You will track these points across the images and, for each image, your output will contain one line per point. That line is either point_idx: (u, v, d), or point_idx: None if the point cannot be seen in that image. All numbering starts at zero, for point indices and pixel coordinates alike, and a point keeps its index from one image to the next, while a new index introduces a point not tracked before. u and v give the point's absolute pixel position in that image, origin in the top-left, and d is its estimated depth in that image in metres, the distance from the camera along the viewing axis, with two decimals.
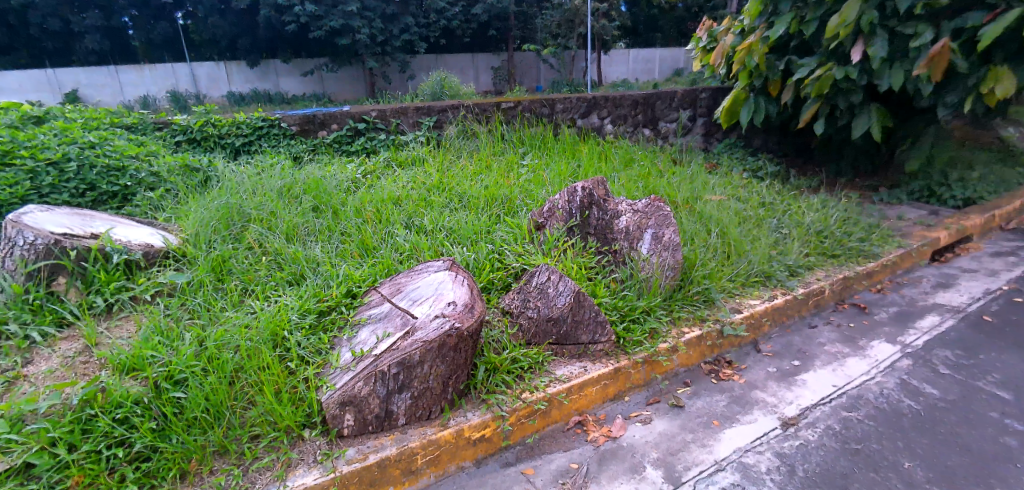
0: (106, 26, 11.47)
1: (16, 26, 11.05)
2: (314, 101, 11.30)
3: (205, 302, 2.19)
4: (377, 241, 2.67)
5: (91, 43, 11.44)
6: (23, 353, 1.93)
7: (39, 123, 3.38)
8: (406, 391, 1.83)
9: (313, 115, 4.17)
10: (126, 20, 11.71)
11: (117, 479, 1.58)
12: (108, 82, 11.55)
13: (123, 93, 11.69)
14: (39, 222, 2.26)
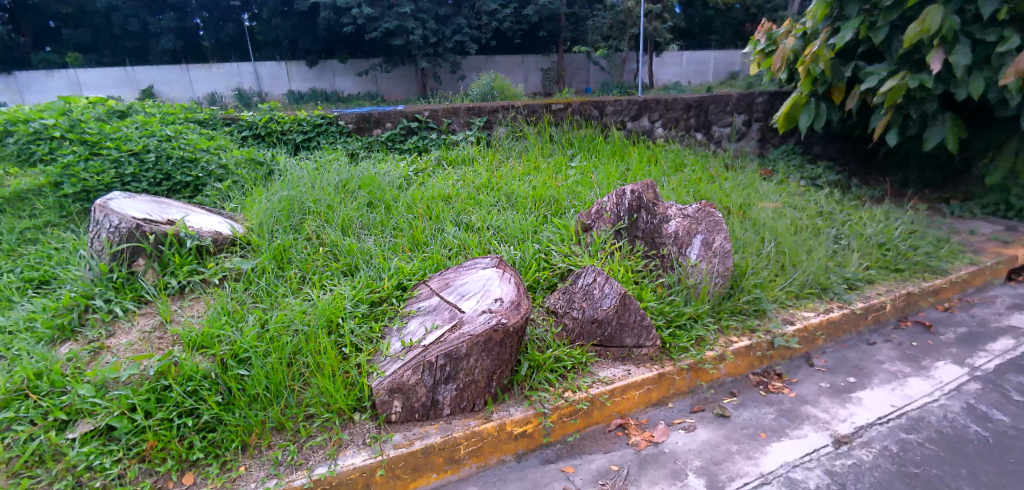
0: (180, 27, 12.28)
1: (102, 27, 12.01)
2: (369, 101, 11.68)
3: (268, 287, 2.32)
4: (427, 236, 2.75)
5: (167, 43, 12.27)
6: (107, 326, 2.13)
7: (123, 117, 3.67)
8: (452, 382, 1.89)
9: (369, 114, 4.33)
10: (198, 22, 12.50)
11: (186, 446, 1.73)
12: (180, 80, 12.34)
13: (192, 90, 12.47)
14: (123, 208, 2.44)
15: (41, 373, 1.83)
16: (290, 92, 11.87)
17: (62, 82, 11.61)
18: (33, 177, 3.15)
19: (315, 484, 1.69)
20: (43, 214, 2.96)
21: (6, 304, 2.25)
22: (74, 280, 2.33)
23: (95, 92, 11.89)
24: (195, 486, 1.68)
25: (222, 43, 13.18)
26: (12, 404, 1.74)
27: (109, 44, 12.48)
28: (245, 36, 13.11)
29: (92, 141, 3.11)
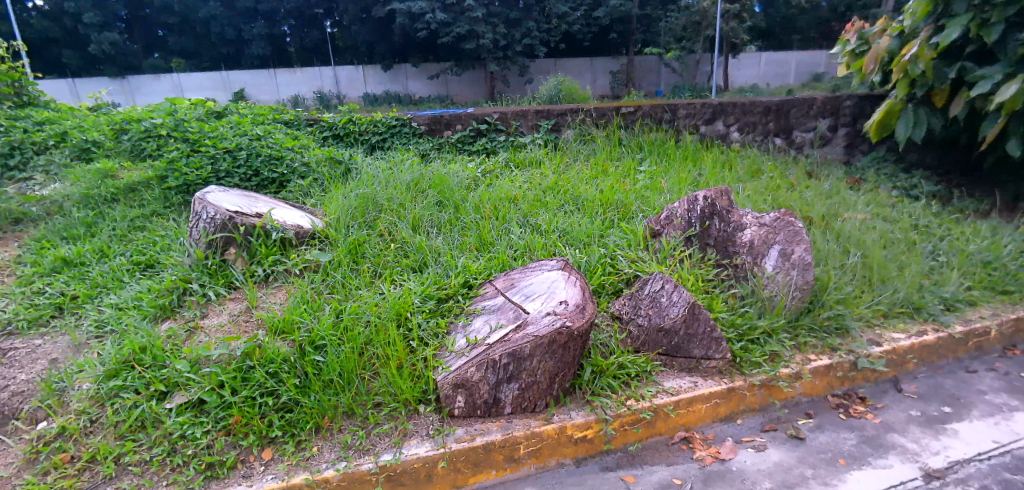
0: (270, 34, 13.22)
1: (203, 35, 13.16)
2: (438, 103, 12.03)
3: (343, 279, 2.45)
4: (493, 237, 2.79)
5: (257, 49, 13.25)
6: (202, 308, 2.33)
7: (221, 117, 4.00)
8: (514, 382, 1.91)
9: (441, 116, 4.46)
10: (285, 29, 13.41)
11: (267, 423, 1.86)
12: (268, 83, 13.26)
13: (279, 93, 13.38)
14: (219, 201, 2.66)
15: (147, 347, 2.03)
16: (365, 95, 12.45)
17: (165, 85, 12.71)
18: (143, 171, 3.51)
19: (381, 470, 1.77)
20: (148, 203, 3.23)
21: (119, 284, 2.52)
22: (175, 265, 2.57)
23: (193, 95, 13.10)
24: (273, 462, 1.81)
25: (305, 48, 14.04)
26: (122, 374, 1.95)
27: (208, 50, 13.67)
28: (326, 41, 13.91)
29: (194, 138, 3.42)
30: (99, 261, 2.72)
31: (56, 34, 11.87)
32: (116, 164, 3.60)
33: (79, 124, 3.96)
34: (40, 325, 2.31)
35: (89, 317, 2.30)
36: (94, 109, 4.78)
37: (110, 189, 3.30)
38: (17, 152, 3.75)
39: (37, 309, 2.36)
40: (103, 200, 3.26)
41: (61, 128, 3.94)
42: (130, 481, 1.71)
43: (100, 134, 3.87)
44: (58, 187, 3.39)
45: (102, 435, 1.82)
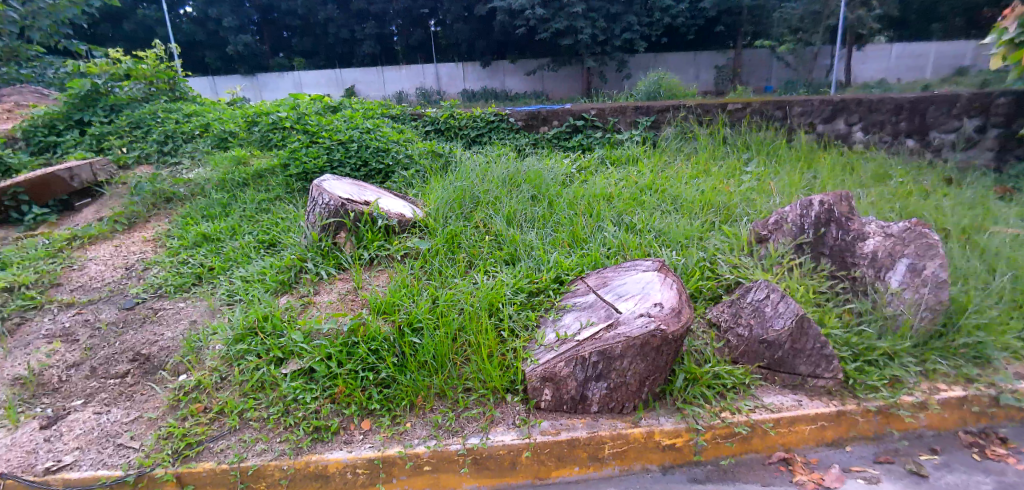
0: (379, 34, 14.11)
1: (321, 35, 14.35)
2: (534, 99, 12.20)
3: (439, 267, 2.57)
4: (586, 234, 2.78)
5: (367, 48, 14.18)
6: (315, 285, 2.56)
7: (336, 111, 4.35)
8: (603, 380, 1.90)
9: (538, 112, 4.51)
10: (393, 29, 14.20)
11: (367, 396, 2.02)
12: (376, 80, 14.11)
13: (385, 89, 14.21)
14: (333, 188, 2.89)
15: (268, 316, 2.28)
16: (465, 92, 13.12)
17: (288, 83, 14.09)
18: (270, 160, 3.90)
19: (469, 452, 1.85)
20: (273, 188, 3.59)
21: (246, 259, 2.83)
22: (293, 245, 2.84)
23: (313, 91, 14.30)
24: (371, 432, 1.95)
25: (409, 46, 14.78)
26: (247, 339, 2.21)
27: (325, 49, 14.85)
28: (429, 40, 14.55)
29: (313, 130, 3.74)
30: (231, 238, 3.07)
31: (202, 37, 13.52)
32: (248, 152, 4.04)
33: (219, 116, 4.50)
34: (184, 291, 2.66)
35: (222, 287, 2.62)
36: (231, 103, 5.39)
37: (242, 175, 3.71)
38: (170, 141, 4.36)
39: (182, 277, 2.73)
40: (236, 184, 3.68)
41: (205, 120, 4.49)
42: (251, 434, 1.92)
43: (234, 125, 4.32)
44: (200, 172, 3.87)
45: (229, 391, 2.05)
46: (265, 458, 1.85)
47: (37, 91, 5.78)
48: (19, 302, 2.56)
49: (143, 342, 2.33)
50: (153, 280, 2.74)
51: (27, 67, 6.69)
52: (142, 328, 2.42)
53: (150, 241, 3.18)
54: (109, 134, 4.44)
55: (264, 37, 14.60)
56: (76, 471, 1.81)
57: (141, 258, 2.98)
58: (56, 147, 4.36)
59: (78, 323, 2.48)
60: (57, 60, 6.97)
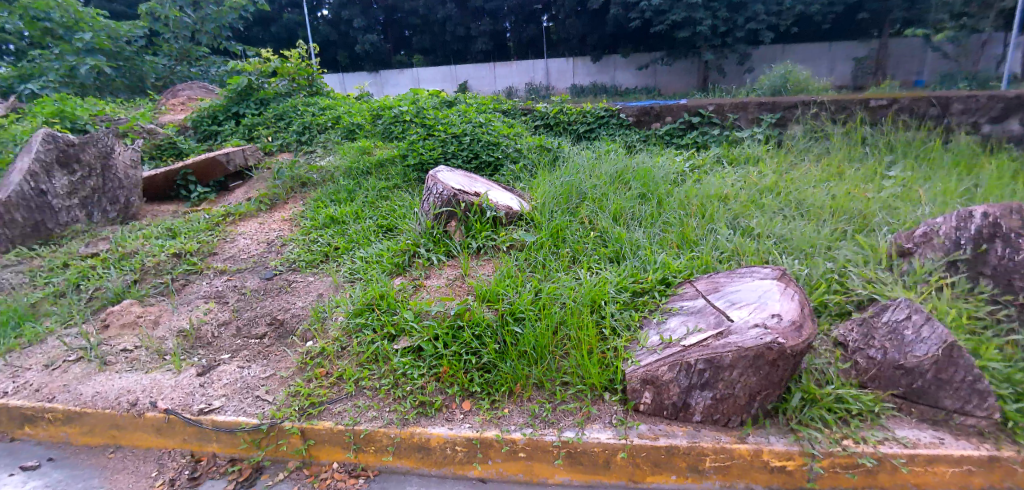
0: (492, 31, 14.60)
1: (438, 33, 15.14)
2: (642, 92, 12.27)
3: (543, 261, 2.61)
4: (697, 236, 2.69)
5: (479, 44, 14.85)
6: (426, 270, 2.73)
7: (451, 106, 4.57)
8: (708, 390, 1.82)
9: (651, 107, 4.41)
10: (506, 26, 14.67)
11: (470, 378, 2.12)
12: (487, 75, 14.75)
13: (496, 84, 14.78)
14: (447, 179, 3.05)
15: (384, 295, 2.47)
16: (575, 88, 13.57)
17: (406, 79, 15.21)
18: (390, 150, 4.21)
19: (563, 444, 1.86)
20: (392, 178, 3.86)
21: (366, 241, 3.09)
22: (408, 230, 3.04)
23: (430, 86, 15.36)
24: (470, 413, 2.04)
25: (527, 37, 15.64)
26: (365, 313, 2.41)
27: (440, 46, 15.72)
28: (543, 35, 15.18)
29: (430, 124, 3.98)
30: (355, 221, 3.36)
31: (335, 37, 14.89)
32: (371, 143, 4.37)
33: (348, 110, 4.93)
34: (314, 266, 2.97)
35: (346, 265, 2.88)
36: (358, 98, 5.88)
37: (366, 163, 4.04)
38: (307, 132, 4.89)
39: (313, 254, 3.05)
40: (361, 172, 4.00)
41: (336, 113, 4.95)
42: (364, 401, 2.09)
43: (362, 119, 4.67)
44: (330, 160, 4.28)
45: (348, 360, 2.26)
46: (375, 424, 1.99)
47: (204, 86, 6.73)
48: (185, 267, 3.04)
49: (280, 309, 2.64)
50: (288, 255, 3.08)
51: (198, 66, 7.82)
52: (279, 296, 2.74)
53: (287, 220, 3.58)
54: (258, 125, 5.06)
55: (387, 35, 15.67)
56: (223, 415, 2.07)
57: (280, 235, 3.37)
58: (217, 136, 5.11)
59: (228, 288, 2.87)
60: (220, 60, 8.06)
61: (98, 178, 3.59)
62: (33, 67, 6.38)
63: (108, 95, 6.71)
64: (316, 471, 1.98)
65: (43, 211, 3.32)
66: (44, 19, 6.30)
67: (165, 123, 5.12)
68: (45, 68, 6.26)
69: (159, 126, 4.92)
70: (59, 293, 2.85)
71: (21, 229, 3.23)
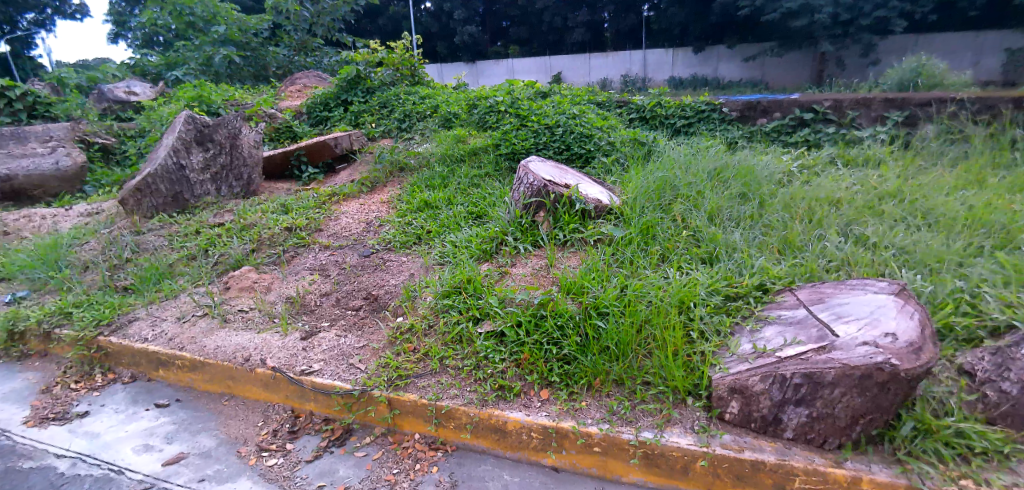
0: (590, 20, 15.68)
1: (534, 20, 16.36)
2: (749, 89, 12.61)
3: (631, 257, 2.56)
4: (802, 242, 2.57)
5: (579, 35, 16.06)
6: (513, 258, 2.78)
7: (546, 97, 4.62)
8: (804, 406, 1.71)
9: (757, 103, 4.38)
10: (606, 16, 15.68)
11: (549, 368, 2.13)
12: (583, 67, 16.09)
13: (592, 77, 16.14)
14: (538, 169, 3.09)
15: (471, 279, 2.54)
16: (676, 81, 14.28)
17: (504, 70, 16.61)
18: (484, 139, 4.35)
19: (640, 445, 1.83)
20: (484, 166, 3.98)
21: (457, 227, 3.20)
22: (498, 218, 3.11)
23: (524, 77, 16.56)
24: (548, 402, 2.05)
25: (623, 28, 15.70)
26: (453, 295, 2.51)
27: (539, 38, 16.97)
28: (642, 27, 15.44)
29: (524, 115, 4.01)
30: (447, 207, 3.49)
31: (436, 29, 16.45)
32: (467, 132, 4.56)
33: (446, 99, 5.10)
34: (408, 247, 3.13)
35: (437, 248, 3.01)
36: (456, 88, 6.07)
37: (460, 151, 4.18)
38: (406, 119, 5.15)
39: (407, 236, 3.21)
40: (455, 159, 4.16)
41: (435, 102, 5.14)
42: (447, 379, 2.17)
43: (459, 108, 4.80)
44: (427, 147, 4.49)
45: (434, 339, 2.35)
46: (456, 402, 2.06)
47: (318, 75, 7.27)
48: (295, 241, 3.33)
49: (375, 285, 2.81)
50: (385, 235, 3.28)
51: (313, 56, 8.52)
52: (376, 273, 2.92)
53: (385, 202, 3.79)
54: (364, 112, 5.42)
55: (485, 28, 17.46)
56: (321, 377, 2.23)
57: (378, 216, 3.58)
58: (327, 121, 5.52)
59: (331, 262, 3.11)
60: (333, 51, 8.69)
61: (227, 156, 4.00)
62: (180, 57, 7.28)
63: (238, 82, 7.49)
64: (399, 439, 2.10)
65: (182, 183, 3.78)
66: (188, 14, 7.36)
67: (284, 109, 5.63)
68: (190, 58, 7.12)
69: (279, 112, 5.42)
70: (192, 256, 3.24)
71: (164, 198, 3.71)
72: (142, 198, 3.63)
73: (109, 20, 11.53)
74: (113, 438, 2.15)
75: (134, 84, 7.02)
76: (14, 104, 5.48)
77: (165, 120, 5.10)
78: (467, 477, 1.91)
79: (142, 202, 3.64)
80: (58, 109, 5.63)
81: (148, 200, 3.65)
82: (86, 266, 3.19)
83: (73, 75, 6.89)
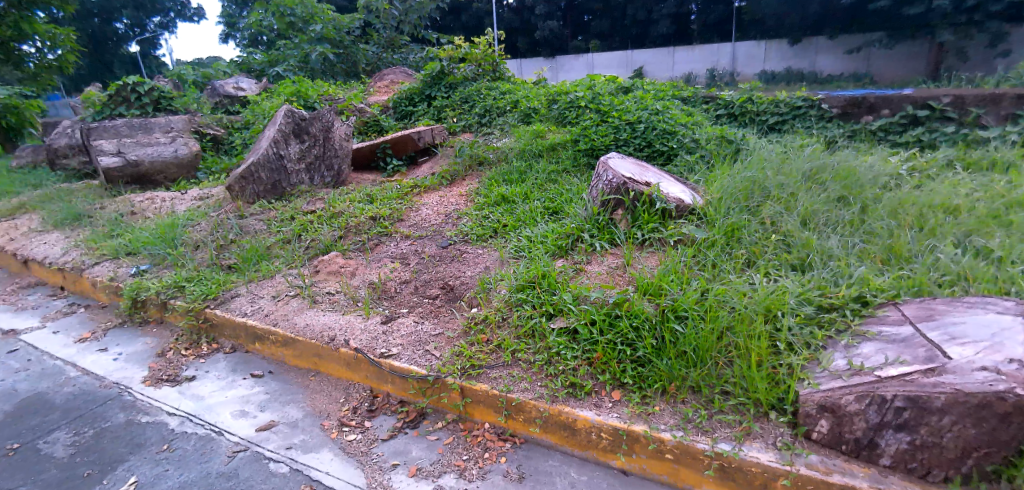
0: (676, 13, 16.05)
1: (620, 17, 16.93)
2: (851, 82, 12.00)
3: (714, 260, 2.46)
4: (910, 252, 2.35)
5: (664, 27, 16.24)
6: (588, 255, 2.76)
7: (628, 92, 4.56)
8: (905, 432, 1.59)
9: (861, 100, 4.76)
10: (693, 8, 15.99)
11: (621, 369, 2.08)
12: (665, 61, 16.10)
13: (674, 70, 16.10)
14: (618, 166, 3.07)
15: (546, 275, 2.55)
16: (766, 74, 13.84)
17: (583, 63, 16.92)
18: (562, 135, 4.36)
19: (717, 456, 1.73)
20: (562, 161, 3.98)
21: (533, 221, 3.23)
22: (574, 214, 3.09)
23: (604, 71, 16.83)
24: (619, 403, 1.99)
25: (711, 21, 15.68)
26: (527, 290, 2.52)
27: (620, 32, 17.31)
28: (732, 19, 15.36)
29: (605, 110, 4.02)
30: (523, 201, 3.53)
31: (518, 24, 17.90)
32: (546, 127, 4.60)
33: (527, 94, 5.19)
34: (484, 240, 3.19)
35: (512, 242, 3.04)
36: (536, 83, 6.08)
37: (539, 146, 4.22)
38: (487, 114, 5.28)
39: (484, 229, 3.28)
40: (534, 154, 4.19)
41: (516, 98, 5.25)
42: (519, 373, 2.17)
43: (539, 103, 4.95)
44: (506, 142, 4.55)
45: (507, 331, 2.38)
46: (526, 395, 2.06)
47: (404, 71, 7.55)
48: (378, 230, 3.50)
49: (451, 276, 2.90)
50: (463, 227, 3.36)
51: (399, 53, 8.95)
52: (453, 264, 3.01)
53: (464, 195, 3.89)
54: (446, 107, 5.58)
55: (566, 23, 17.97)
56: (398, 361, 2.33)
57: (456, 208, 3.67)
58: (412, 116, 5.75)
59: (411, 251, 3.24)
60: (417, 48, 9.04)
61: (321, 148, 4.28)
62: (281, 55, 7.87)
63: (330, 78, 7.98)
64: (470, 427, 2.14)
65: (281, 172, 4.09)
66: (290, 15, 7.95)
67: (373, 104, 5.92)
68: (290, 55, 7.70)
69: (367, 106, 5.72)
70: (287, 240, 3.50)
71: (265, 186, 4.02)
72: (246, 185, 3.96)
73: (221, 23, 12.71)
74: (216, 402, 2.38)
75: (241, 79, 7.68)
76: (142, 98, 6.17)
77: (268, 113, 5.60)
78: (535, 471, 1.90)
79: (246, 189, 3.97)
80: (177, 102, 6.26)
81: (251, 188, 3.97)
82: (197, 245, 3.53)
83: (191, 71, 7.65)
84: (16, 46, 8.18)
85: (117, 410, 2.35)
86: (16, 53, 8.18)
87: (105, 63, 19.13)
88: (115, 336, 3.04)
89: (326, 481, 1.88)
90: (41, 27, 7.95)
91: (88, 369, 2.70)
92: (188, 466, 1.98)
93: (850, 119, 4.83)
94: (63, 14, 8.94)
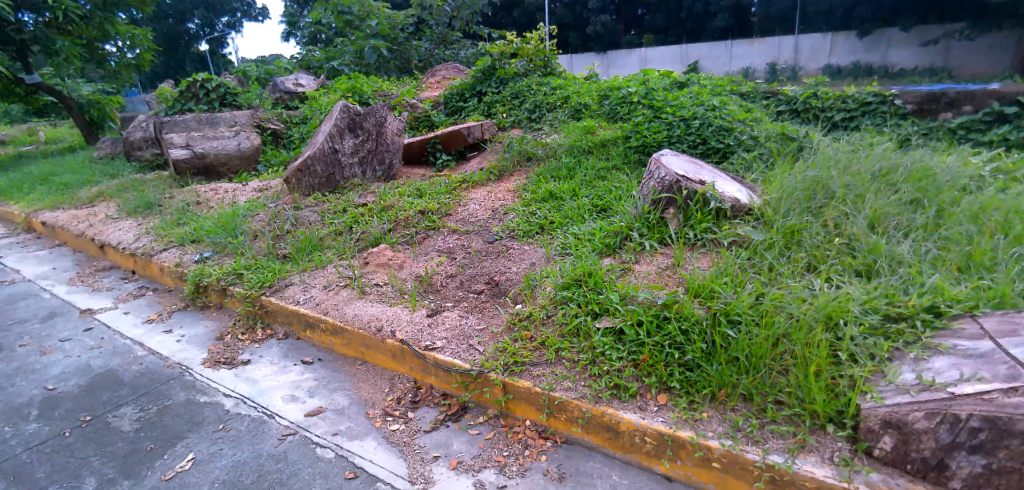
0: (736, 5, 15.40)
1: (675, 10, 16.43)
2: (926, 76, 11.49)
3: (772, 263, 2.36)
4: (992, 261, 2.17)
5: (722, 20, 15.75)
6: (636, 253, 2.71)
7: (682, 88, 4.48)
8: (980, 455, 1.48)
9: (940, 96, 4.74)
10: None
11: (668, 372, 2.01)
12: (722, 55, 15.90)
13: (731, 64, 15.84)
14: (671, 163, 3.01)
15: (592, 273, 2.51)
16: (829, 68, 13.66)
17: (635, 59, 17.13)
18: (613, 131, 4.30)
19: (768, 468, 1.65)
20: (612, 158, 3.93)
21: (581, 219, 3.19)
22: (623, 213, 3.03)
23: (657, 65, 17.08)
24: (665, 408, 1.93)
25: (773, 13, 15.08)
26: (572, 288, 2.49)
27: (675, 25, 16.90)
28: (795, 11, 14.75)
29: (658, 106, 3.96)
30: (571, 198, 3.49)
31: (569, 19, 17.70)
32: (596, 123, 4.54)
33: (578, 90, 5.18)
34: (531, 236, 3.19)
35: (559, 239, 3.02)
36: (587, 79, 5.99)
37: (589, 143, 4.19)
38: (537, 110, 5.29)
39: (530, 225, 3.27)
40: (583, 150, 4.16)
41: (566, 93, 5.26)
42: (563, 371, 2.14)
43: (590, 99, 4.93)
44: (556, 138, 4.52)
45: (551, 328, 2.35)
46: (569, 395, 2.02)
47: (457, 68, 7.60)
48: (427, 224, 3.58)
49: (497, 271, 2.91)
50: (509, 223, 3.36)
51: (452, 49, 9.10)
52: (498, 259, 3.02)
53: (511, 191, 3.89)
54: (497, 102, 5.60)
55: (619, 17, 17.79)
56: (442, 354, 2.35)
57: (504, 204, 3.68)
58: (462, 111, 5.78)
59: (457, 246, 3.28)
60: (469, 43, 9.12)
61: (373, 142, 4.39)
62: (338, 51, 8.13)
63: (384, 74, 8.19)
64: (511, 423, 2.14)
65: (335, 165, 4.23)
66: (346, 13, 8.14)
67: (424, 99, 5.99)
68: (346, 51, 7.97)
69: (419, 101, 5.82)
70: (339, 231, 3.61)
71: (320, 179, 4.16)
72: (302, 178, 4.10)
73: (283, 21, 13.30)
74: (268, 386, 2.48)
75: (300, 74, 7.98)
76: (210, 94, 6.54)
77: (325, 109, 5.84)
78: (576, 471, 1.88)
79: (302, 181, 4.11)
80: (241, 98, 6.57)
81: (307, 180, 4.12)
82: (256, 235, 3.70)
83: (255, 68, 8.00)
84: (101, 46, 8.83)
85: (178, 389, 2.50)
86: (100, 52, 8.84)
87: (177, 62, 20.39)
88: (178, 319, 3.22)
89: (370, 469, 1.92)
90: (122, 27, 8.55)
91: (154, 349, 2.88)
92: (242, 446, 2.08)
93: (927, 116, 4.83)
94: (142, 14, 9.57)
